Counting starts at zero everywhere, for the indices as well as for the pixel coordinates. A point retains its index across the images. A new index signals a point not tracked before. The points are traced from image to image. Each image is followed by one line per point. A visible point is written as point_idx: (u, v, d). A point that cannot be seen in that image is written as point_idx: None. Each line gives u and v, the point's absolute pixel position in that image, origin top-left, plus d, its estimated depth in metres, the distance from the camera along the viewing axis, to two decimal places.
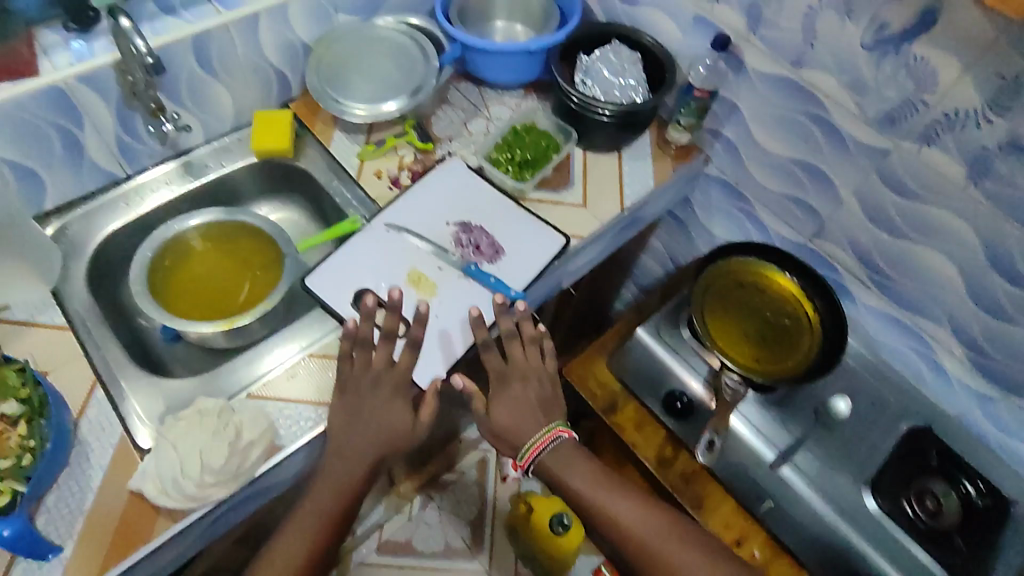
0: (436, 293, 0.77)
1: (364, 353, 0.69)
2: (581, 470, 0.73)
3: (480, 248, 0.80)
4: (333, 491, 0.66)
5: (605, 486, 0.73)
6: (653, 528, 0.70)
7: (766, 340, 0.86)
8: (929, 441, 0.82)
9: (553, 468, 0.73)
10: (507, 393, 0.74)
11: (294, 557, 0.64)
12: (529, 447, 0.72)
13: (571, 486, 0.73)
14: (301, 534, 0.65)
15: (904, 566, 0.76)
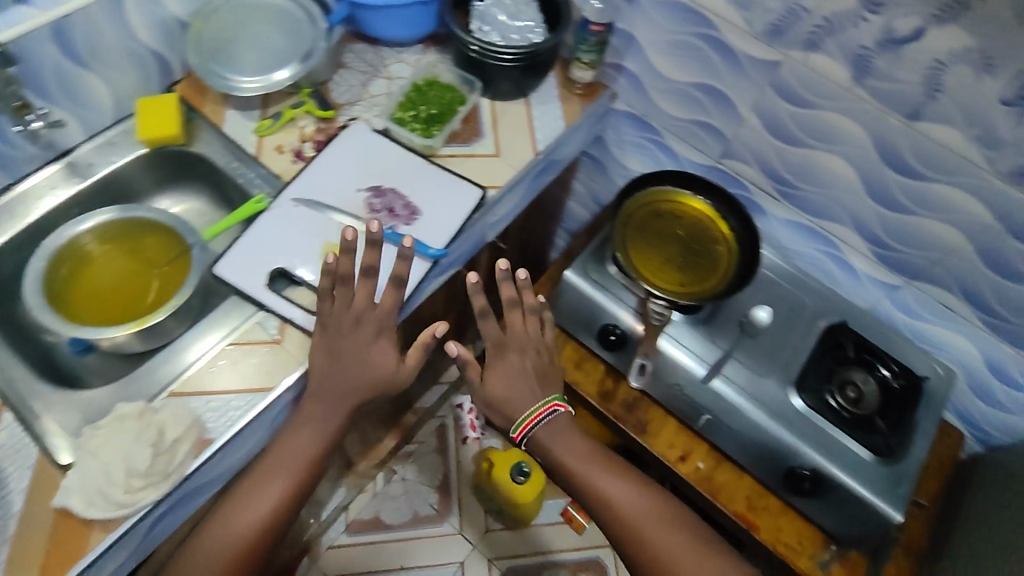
0: (355, 263, 0.76)
1: (343, 290, 0.69)
2: (570, 448, 0.78)
3: (395, 209, 0.79)
4: (314, 431, 0.69)
5: (597, 466, 0.78)
6: (639, 510, 0.76)
7: (687, 262, 0.89)
8: (844, 336, 0.89)
9: (544, 444, 0.78)
10: (501, 366, 0.79)
11: (274, 497, 0.67)
12: (523, 421, 0.78)
13: (561, 460, 0.78)
14: (260, 489, 0.67)
15: (834, 452, 0.83)
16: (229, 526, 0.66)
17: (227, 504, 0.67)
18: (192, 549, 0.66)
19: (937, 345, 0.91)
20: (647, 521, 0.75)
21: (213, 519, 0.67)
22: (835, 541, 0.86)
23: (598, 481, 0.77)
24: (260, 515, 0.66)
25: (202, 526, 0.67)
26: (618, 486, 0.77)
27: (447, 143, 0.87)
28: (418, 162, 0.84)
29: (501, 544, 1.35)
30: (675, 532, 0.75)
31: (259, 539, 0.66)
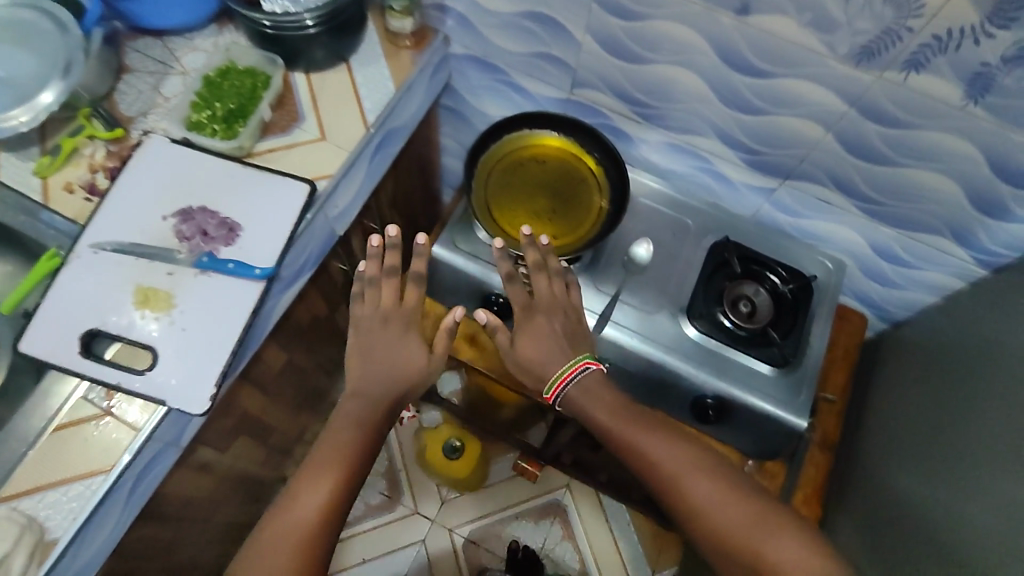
0: (175, 303, 0.67)
1: (372, 292, 0.74)
2: (606, 397, 0.69)
3: (207, 232, 0.70)
4: (357, 425, 0.67)
5: (625, 417, 0.67)
6: (679, 460, 0.64)
7: (557, 210, 0.84)
8: (729, 252, 0.85)
9: (575, 401, 0.70)
10: (528, 326, 0.73)
11: (318, 500, 0.62)
12: (557, 378, 0.71)
13: (595, 413, 0.68)
14: (314, 486, 0.63)
15: (733, 373, 0.82)
16: (291, 524, 0.61)
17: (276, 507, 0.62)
18: (248, 559, 0.59)
19: (822, 239, 0.90)
20: (688, 472, 0.63)
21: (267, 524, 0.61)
22: (752, 458, 0.86)
23: (631, 433, 0.66)
24: (319, 506, 0.62)
25: (256, 533, 0.61)
26: (650, 437, 0.65)
27: (261, 137, 0.77)
28: (230, 166, 0.74)
29: (457, 513, 1.35)
30: (721, 478, 0.62)
31: (315, 534, 0.61)
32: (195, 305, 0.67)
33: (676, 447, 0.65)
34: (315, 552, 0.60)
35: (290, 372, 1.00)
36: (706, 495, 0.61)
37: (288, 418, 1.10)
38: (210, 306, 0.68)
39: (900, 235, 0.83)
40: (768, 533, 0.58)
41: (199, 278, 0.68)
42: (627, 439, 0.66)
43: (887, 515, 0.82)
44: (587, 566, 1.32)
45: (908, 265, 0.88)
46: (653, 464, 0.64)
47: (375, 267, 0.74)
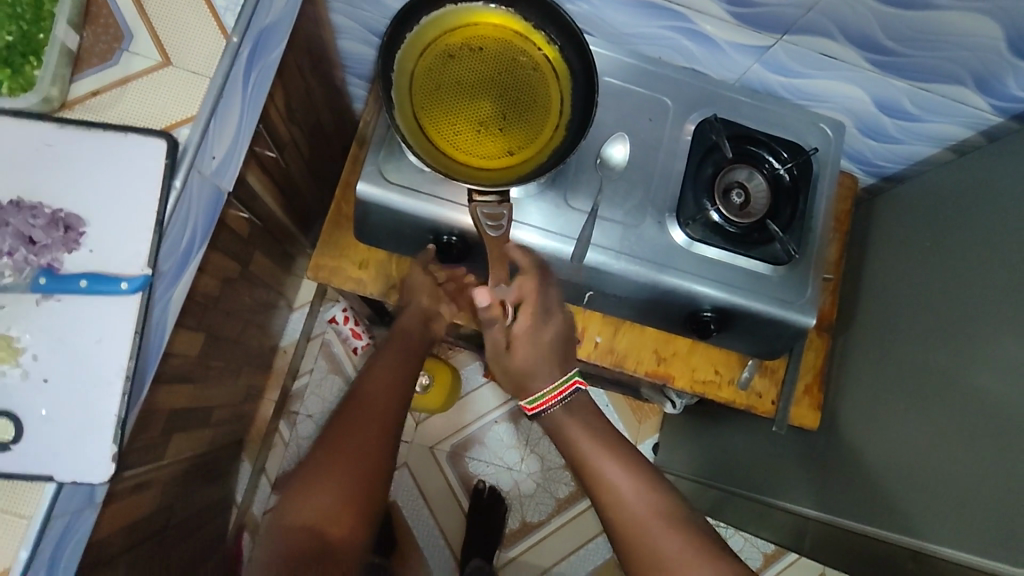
0: (23, 346, 0.49)
1: (407, 234, 0.71)
2: (592, 419, 0.67)
3: (34, 238, 0.49)
4: (401, 362, 0.67)
5: (605, 450, 0.64)
6: (644, 510, 0.60)
7: (508, 117, 0.65)
8: (716, 133, 0.71)
9: (561, 424, 0.67)
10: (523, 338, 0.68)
11: (359, 412, 0.61)
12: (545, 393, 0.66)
13: (576, 434, 0.66)
14: (365, 394, 0.63)
15: (737, 280, 0.70)
16: (376, 406, 0.62)
17: (355, 396, 0.63)
18: (339, 431, 0.60)
19: (819, 98, 0.76)
20: (648, 520, 0.59)
21: (350, 406, 0.62)
22: (752, 357, 0.78)
23: (603, 465, 0.63)
24: (388, 394, 0.63)
25: (339, 414, 0.62)
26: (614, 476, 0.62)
27: (73, 77, 0.53)
28: (39, 130, 0.51)
29: (435, 431, 1.29)
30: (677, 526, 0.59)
31: (391, 419, 0.62)
32: (52, 342, 0.49)
33: (643, 493, 0.61)
34: (394, 439, 0.61)
35: (214, 347, 0.83)
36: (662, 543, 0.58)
37: (229, 390, 0.95)
38: (72, 340, 0.49)
39: (912, 88, 0.70)
40: None
41: (45, 305, 0.49)
42: (598, 472, 0.63)
43: (875, 420, 0.77)
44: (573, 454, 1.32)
45: (915, 120, 0.75)
46: (620, 505, 0.61)
47: (383, 213, 0.68)
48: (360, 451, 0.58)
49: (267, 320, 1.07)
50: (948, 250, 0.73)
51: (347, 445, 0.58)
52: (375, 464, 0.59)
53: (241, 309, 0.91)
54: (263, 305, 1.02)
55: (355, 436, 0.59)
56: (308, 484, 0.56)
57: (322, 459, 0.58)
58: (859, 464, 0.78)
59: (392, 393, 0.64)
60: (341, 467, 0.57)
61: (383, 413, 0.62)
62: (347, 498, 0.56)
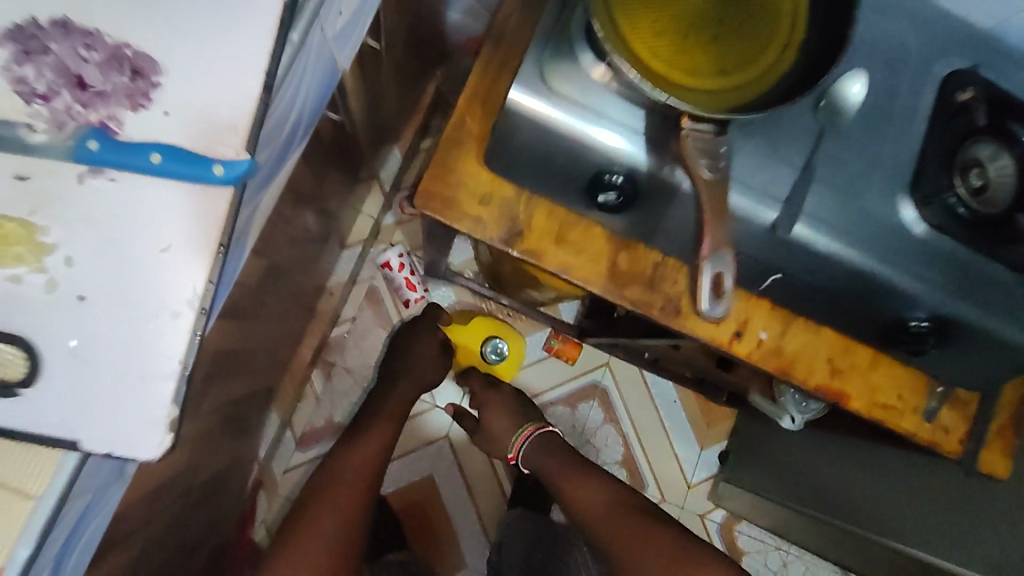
0: (48, 245, 0.32)
1: (553, 167, 0.54)
2: (553, 450, 0.89)
3: (84, 80, 0.33)
4: (378, 437, 0.84)
5: (566, 469, 0.86)
6: (599, 513, 0.80)
7: (725, 24, 0.48)
8: (971, 90, 0.55)
9: (533, 456, 0.91)
10: None
11: (346, 478, 0.79)
12: None
13: (543, 462, 0.89)
14: (334, 474, 0.79)
15: (966, 284, 0.55)
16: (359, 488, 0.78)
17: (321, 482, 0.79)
18: (312, 514, 0.75)
19: None
20: (608, 521, 0.80)
21: (317, 496, 0.77)
22: (944, 382, 0.62)
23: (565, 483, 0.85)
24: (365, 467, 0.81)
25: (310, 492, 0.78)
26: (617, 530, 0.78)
27: None
28: None
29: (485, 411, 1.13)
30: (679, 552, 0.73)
31: (365, 503, 0.78)
32: (92, 242, 0.33)
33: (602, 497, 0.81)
34: (361, 528, 0.77)
35: (271, 279, 0.67)
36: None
37: (272, 336, 0.80)
38: (125, 240, 0.33)
39: None
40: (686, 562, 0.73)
41: (89, 186, 0.33)
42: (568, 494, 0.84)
43: None
44: (633, 450, 1.17)
45: None
46: (580, 508, 0.82)
47: (530, 133, 0.52)
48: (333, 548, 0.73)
49: (319, 257, 0.91)
50: None
51: (325, 521, 0.75)
52: (341, 548, 0.74)
53: (302, 238, 0.75)
54: (319, 238, 0.86)
55: (324, 541, 0.74)
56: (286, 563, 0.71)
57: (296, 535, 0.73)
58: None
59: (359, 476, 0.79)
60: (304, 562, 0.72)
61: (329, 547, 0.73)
62: None
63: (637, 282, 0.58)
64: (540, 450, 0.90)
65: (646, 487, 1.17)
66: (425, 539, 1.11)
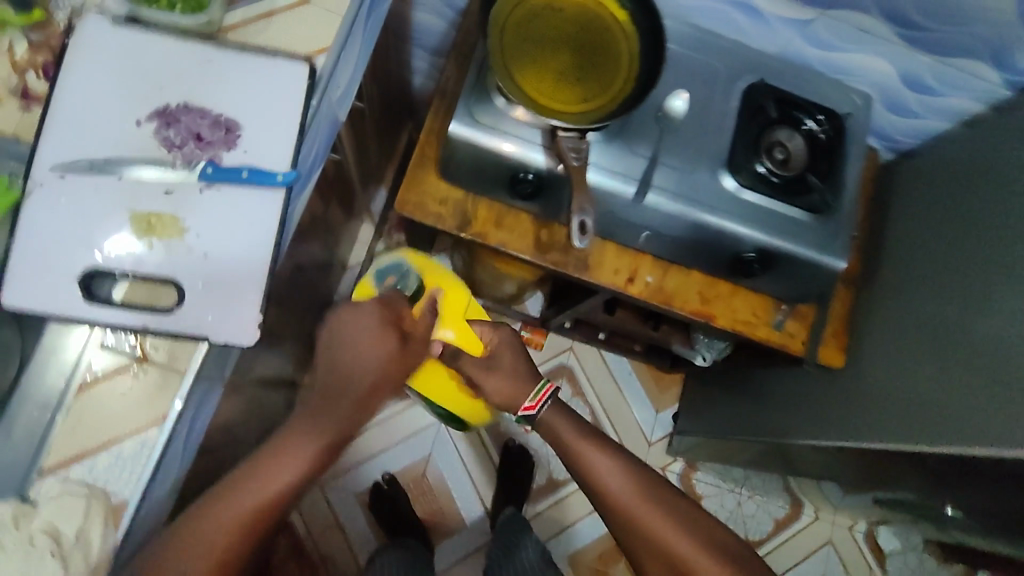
0: (183, 227, 0.56)
1: (485, 173, 0.79)
2: (578, 421, 0.79)
3: (201, 135, 0.58)
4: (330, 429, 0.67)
5: (594, 446, 0.76)
6: (622, 485, 0.72)
7: (583, 71, 0.74)
8: (762, 96, 0.80)
9: (552, 421, 0.79)
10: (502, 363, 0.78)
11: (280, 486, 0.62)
12: (540, 391, 0.78)
13: (563, 432, 0.78)
14: (273, 469, 0.63)
15: (777, 227, 0.78)
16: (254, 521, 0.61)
17: (215, 510, 0.59)
18: (185, 533, 0.57)
19: (850, 72, 0.85)
20: (636, 500, 0.71)
21: (195, 518, 0.58)
22: (786, 301, 0.87)
23: (592, 462, 0.75)
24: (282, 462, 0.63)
25: (179, 539, 0.57)
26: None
27: (229, 6, 0.62)
28: (201, 49, 0.60)
29: None
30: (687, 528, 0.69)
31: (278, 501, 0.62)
32: (210, 224, 0.57)
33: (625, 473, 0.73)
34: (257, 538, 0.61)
35: (296, 281, 0.91)
36: (690, 554, 0.68)
37: (297, 331, 1.02)
38: (230, 223, 0.57)
39: (934, 61, 0.78)
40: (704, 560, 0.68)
41: (207, 193, 0.57)
42: (584, 463, 0.75)
43: (895, 359, 0.84)
44: (599, 418, 1.39)
45: (933, 92, 0.84)
46: (597, 475, 0.74)
47: (465, 150, 0.77)
48: (227, 521, 0.59)
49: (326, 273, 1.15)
50: (962, 202, 0.81)
51: (191, 548, 0.57)
52: (249, 519, 0.60)
53: (318, 251, 0.99)
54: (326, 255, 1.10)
55: (194, 552, 0.57)
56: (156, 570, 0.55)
57: (186, 526, 0.58)
58: (871, 395, 0.85)
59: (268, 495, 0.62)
60: (201, 539, 0.58)
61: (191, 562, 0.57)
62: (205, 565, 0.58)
63: (555, 250, 0.83)
64: (558, 425, 0.78)
65: None
66: (431, 512, 1.29)
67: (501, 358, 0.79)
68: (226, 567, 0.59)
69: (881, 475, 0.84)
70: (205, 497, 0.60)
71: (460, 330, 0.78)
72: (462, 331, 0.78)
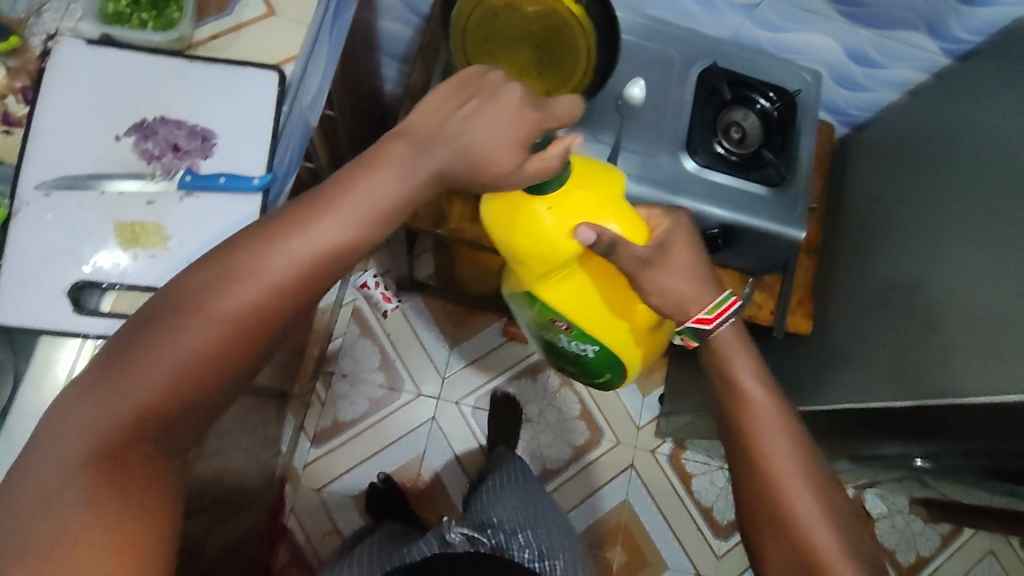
0: (167, 234, 0.58)
1: None
2: (756, 359, 0.67)
3: (178, 146, 0.60)
4: (320, 229, 0.53)
5: (756, 376, 0.65)
6: (794, 460, 0.61)
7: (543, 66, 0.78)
8: (717, 79, 0.84)
9: (725, 342, 0.67)
10: (674, 262, 0.65)
11: (264, 287, 0.52)
12: (718, 304, 0.65)
13: (737, 359, 0.66)
14: (259, 264, 0.52)
15: (739, 202, 0.82)
16: (244, 319, 0.51)
17: (185, 311, 0.50)
18: (176, 317, 0.50)
19: (798, 51, 0.89)
20: (792, 476, 0.60)
21: (173, 306, 0.50)
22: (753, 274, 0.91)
23: (746, 389, 0.65)
24: (276, 296, 0.52)
25: (177, 308, 0.50)
26: (777, 545, 0.59)
27: (198, 23, 0.65)
28: (174, 64, 0.62)
29: (464, 383, 1.38)
30: (823, 500, 0.59)
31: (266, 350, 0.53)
32: (192, 231, 0.59)
33: (795, 443, 0.62)
34: (232, 359, 0.51)
35: None
36: (822, 538, 0.57)
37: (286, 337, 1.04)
38: (212, 229, 0.59)
39: (875, 35, 0.82)
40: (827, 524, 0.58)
41: (187, 201, 0.59)
42: (745, 401, 0.64)
43: (859, 321, 0.88)
44: (587, 405, 1.43)
45: (878, 64, 0.88)
46: (751, 414, 0.63)
47: None
48: (202, 343, 0.50)
49: None
50: (912, 168, 0.85)
51: (188, 326, 0.50)
52: (231, 338, 0.51)
53: None
54: None
55: (186, 342, 0.49)
56: (130, 368, 0.48)
57: (169, 324, 0.49)
58: (839, 358, 0.89)
59: (251, 311, 0.51)
60: (177, 348, 0.49)
61: (142, 405, 0.48)
62: (186, 395, 0.50)
63: None
64: (736, 359, 0.66)
65: (603, 434, 1.42)
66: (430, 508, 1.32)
67: (673, 259, 0.65)
68: (207, 399, 0.51)
69: (854, 434, 0.88)
70: (201, 268, 0.51)
71: (620, 214, 0.64)
72: (606, 205, 0.63)
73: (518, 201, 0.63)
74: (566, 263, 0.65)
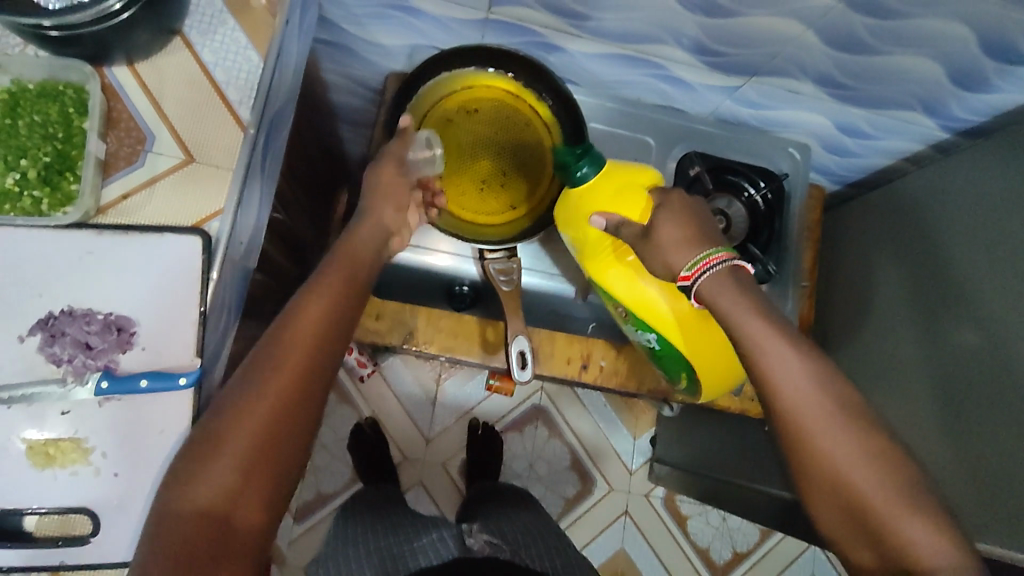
0: (87, 446, 0.53)
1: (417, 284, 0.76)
2: (755, 294, 0.55)
3: (90, 344, 0.53)
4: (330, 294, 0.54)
5: (765, 319, 0.54)
6: (822, 404, 0.51)
7: (507, 173, 0.75)
8: (695, 167, 0.78)
9: (717, 294, 0.55)
10: (668, 214, 0.59)
11: (295, 363, 0.50)
12: (698, 258, 0.56)
13: (736, 306, 0.54)
14: (281, 345, 0.50)
15: None
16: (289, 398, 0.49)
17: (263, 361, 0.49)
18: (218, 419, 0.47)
19: (784, 125, 0.81)
20: (823, 419, 0.50)
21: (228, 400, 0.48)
22: None
23: (747, 331, 0.54)
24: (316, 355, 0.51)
25: (228, 411, 0.48)
26: (834, 511, 0.50)
27: (103, 182, 0.57)
28: (80, 238, 0.55)
29: (450, 443, 1.33)
30: (888, 472, 0.48)
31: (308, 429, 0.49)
32: (116, 440, 0.53)
33: (822, 387, 0.51)
34: (288, 440, 0.48)
35: None
36: (869, 489, 0.48)
37: None
38: (137, 436, 0.54)
39: (868, 113, 0.75)
40: (871, 466, 0.48)
41: (107, 406, 0.53)
42: (754, 349, 0.53)
43: None
44: (577, 451, 1.39)
45: (870, 137, 0.81)
46: (763, 364, 0.53)
47: None
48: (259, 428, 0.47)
49: None
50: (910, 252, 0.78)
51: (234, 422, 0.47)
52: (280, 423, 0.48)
53: None
54: None
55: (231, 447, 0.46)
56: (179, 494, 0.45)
57: (212, 432, 0.47)
58: None
59: (300, 383, 0.49)
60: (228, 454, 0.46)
61: (201, 508, 0.45)
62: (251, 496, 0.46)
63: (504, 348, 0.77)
64: (728, 307, 0.54)
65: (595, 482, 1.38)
66: None
67: (659, 231, 0.58)
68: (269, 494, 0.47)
69: None
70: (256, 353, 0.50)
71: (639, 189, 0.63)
72: (630, 197, 0.63)
73: (567, 199, 0.68)
74: (609, 250, 0.65)
